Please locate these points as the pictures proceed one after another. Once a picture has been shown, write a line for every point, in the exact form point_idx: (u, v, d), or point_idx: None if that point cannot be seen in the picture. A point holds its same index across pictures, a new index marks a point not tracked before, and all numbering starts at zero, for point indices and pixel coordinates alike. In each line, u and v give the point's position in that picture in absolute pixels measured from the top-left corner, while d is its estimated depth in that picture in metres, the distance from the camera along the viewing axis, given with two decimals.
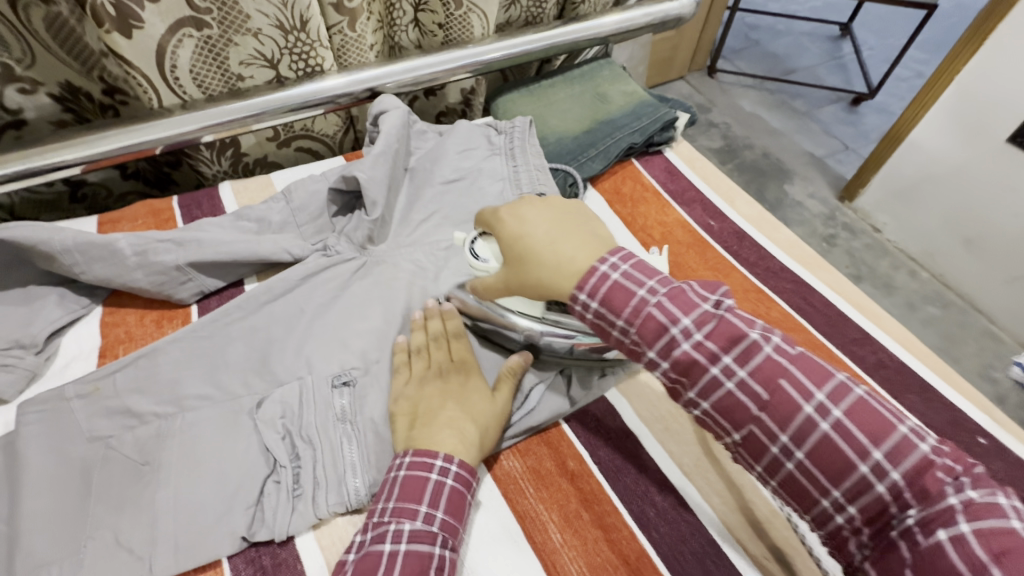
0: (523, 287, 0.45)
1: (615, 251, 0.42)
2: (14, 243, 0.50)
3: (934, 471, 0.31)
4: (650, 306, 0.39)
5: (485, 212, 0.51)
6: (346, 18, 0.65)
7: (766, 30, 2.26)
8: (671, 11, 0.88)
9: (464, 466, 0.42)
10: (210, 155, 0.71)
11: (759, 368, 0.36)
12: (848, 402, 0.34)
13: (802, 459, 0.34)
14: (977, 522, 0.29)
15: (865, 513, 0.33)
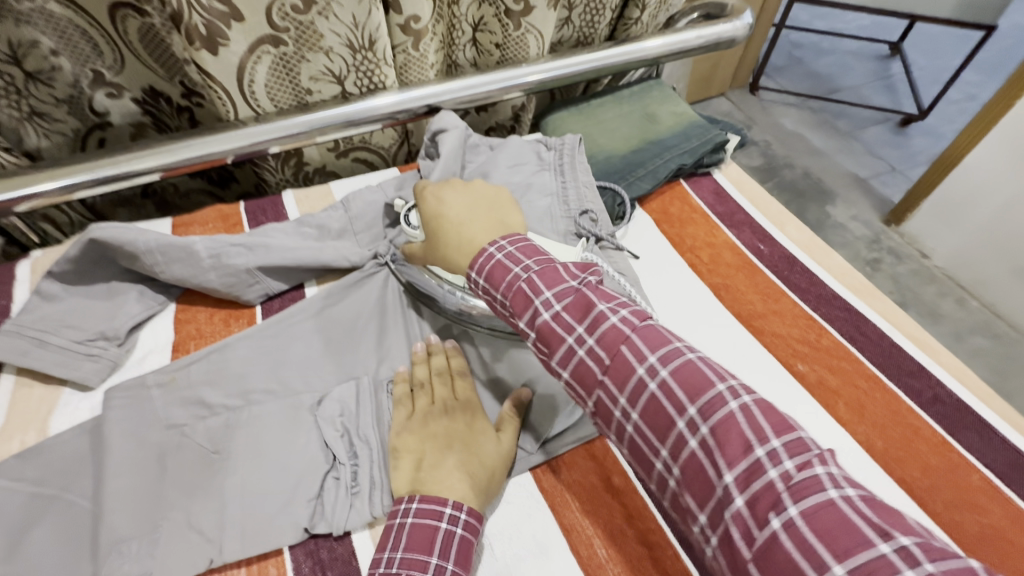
0: (437, 256, 0.54)
1: (509, 237, 0.49)
2: (104, 242, 0.54)
3: (800, 454, 0.33)
4: (521, 281, 0.45)
5: (417, 186, 0.59)
6: (410, 38, 0.68)
7: (811, 49, 2.23)
8: (723, 33, 0.88)
9: (472, 512, 0.42)
10: (275, 163, 0.75)
11: (605, 336, 0.41)
12: (677, 365, 0.39)
13: (637, 419, 0.39)
14: (804, 502, 0.31)
15: (688, 476, 0.36)
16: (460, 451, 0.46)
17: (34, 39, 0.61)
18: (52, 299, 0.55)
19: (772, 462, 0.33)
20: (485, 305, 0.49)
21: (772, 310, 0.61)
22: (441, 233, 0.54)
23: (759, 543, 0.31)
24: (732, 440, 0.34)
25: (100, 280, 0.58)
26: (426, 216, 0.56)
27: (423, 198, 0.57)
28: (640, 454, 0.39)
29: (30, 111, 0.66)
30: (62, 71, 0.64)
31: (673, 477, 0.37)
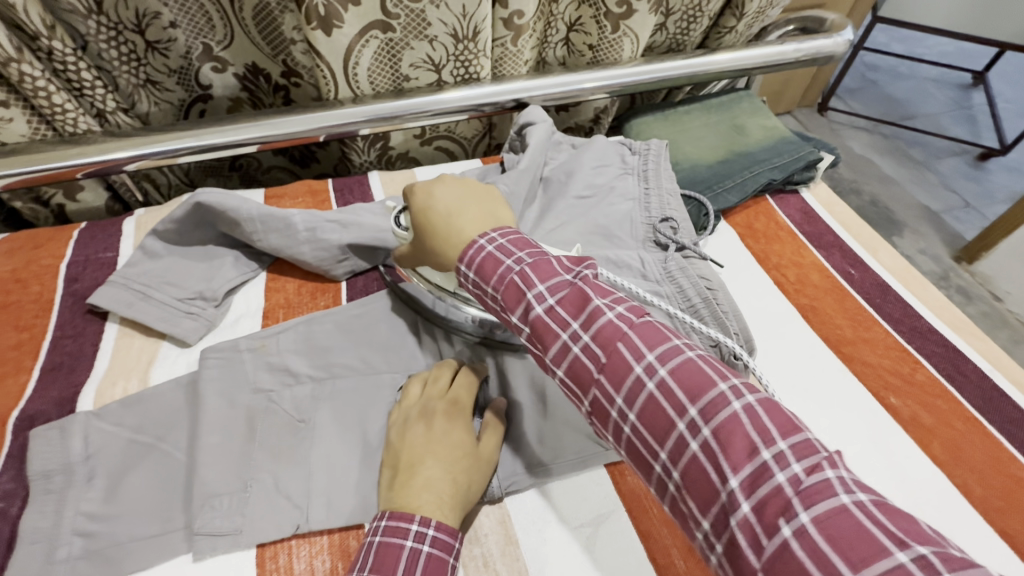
0: (431, 250, 0.49)
1: (499, 229, 0.45)
2: (211, 207, 0.57)
3: (742, 431, 0.31)
4: (513, 273, 0.41)
5: (406, 187, 0.53)
6: (511, 33, 0.68)
7: (886, 72, 2.14)
8: (823, 49, 0.85)
9: (442, 528, 0.39)
10: (362, 146, 0.76)
11: (602, 332, 0.37)
12: (677, 363, 0.35)
13: (679, 479, 0.33)
14: (814, 509, 0.28)
15: (690, 481, 0.32)
16: (439, 466, 0.43)
17: (158, 11, 0.63)
18: (154, 256, 0.58)
19: (780, 466, 0.30)
20: (475, 299, 0.45)
21: (862, 338, 0.58)
22: (429, 230, 0.48)
23: (768, 553, 0.28)
24: (735, 443, 0.31)
25: (199, 243, 0.60)
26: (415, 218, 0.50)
27: (412, 198, 0.51)
28: (639, 457, 0.36)
29: (144, 78, 0.68)
30: (177, 42, 0.67)
31: (673, 481, 0.34)
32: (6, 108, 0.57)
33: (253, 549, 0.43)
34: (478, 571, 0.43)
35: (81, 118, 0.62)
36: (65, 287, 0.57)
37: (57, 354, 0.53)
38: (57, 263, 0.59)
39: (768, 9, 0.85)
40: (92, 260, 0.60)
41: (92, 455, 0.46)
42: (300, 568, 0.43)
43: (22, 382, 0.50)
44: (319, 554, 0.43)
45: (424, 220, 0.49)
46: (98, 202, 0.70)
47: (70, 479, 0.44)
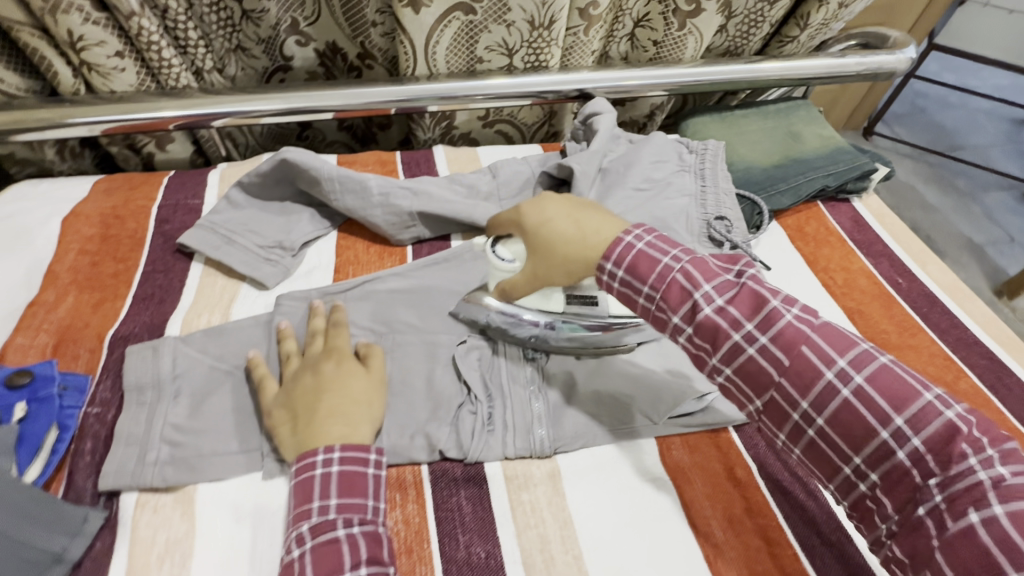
0: (554, 270, 0.46)
1: (638, 224, 0.44)
2: (295, 164, 0.61)
3: (957, 440, 0.34)
4: (674, 272, 0.41)
5: (503, 215, 0.49)
6: (585, 23, 0.72)
7: (934, 101, 2.10)
8: (885, 64, 0.86)
9: (348, 447, 0.42)
10: (430, 123, 0.80)
11: (781, 334, 0.38)
12: (871, 370, 0.37)
13: (824, 423, 0.37)
14: (1010, 505, 0.31)
15: (886, 480, 0.36)
16: (334, 393, 0.45)
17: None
18: (237, 207, 0.63)
19: (982, 467, 0.33)
20: (614, 298, 0.44)
21: (908, 343, 0.59)
22: (552, 246, 0.45)
23: (951, 532, 0.32)
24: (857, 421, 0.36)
25: (278, 198, 0.64)
26: (529, 237, 0.46)
27: (521, 218, 0.47)
28: (821, 457, 0.39)
29: (236, 45, 0.73)
30: (269, 14, 0.70)
31: None
32: (120, 58, 0.62)
33: None
34: (525, 515, 0.46)
35: (182, 74, 0.67)
36: (157, 228, 0.62)
37: (148, 285, 0.57)
38: (150, 205, 0.64)
39: (834, 22, 0.87)
40: (181, 206, 0.64)
41: (179, 375, 0.49)
42: None
43: (117, 307, 0.55)
44: None
45: (544, 243, 0.45)
46: (183, 155, 0.74)
47: (158, 394, 0.48)
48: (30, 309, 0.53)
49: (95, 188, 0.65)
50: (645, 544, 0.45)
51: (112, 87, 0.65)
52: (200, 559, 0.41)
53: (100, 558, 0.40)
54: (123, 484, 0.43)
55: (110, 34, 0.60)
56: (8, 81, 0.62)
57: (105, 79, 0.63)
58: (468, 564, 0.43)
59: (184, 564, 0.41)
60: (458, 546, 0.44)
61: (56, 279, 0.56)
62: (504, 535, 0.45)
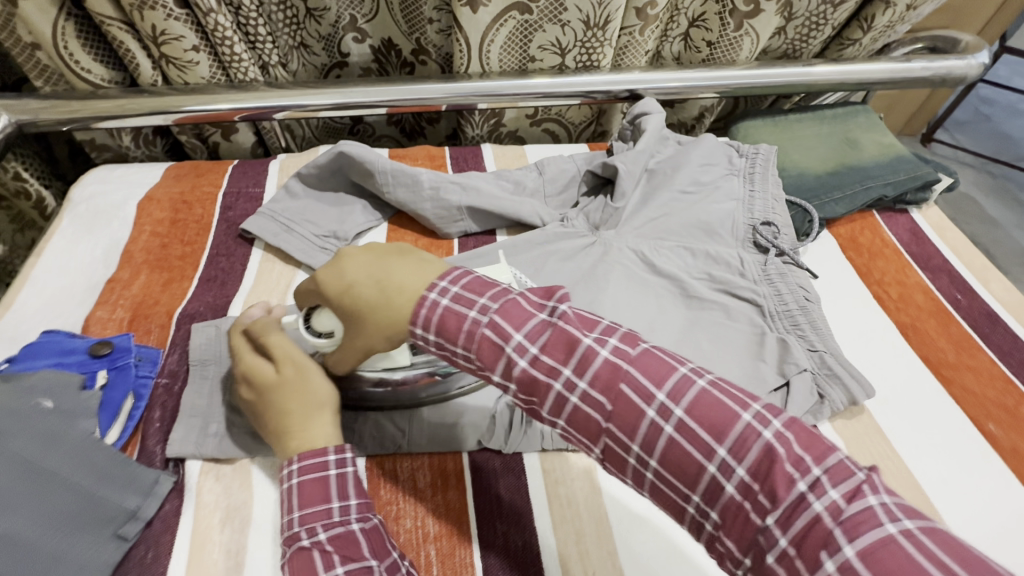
0: (369, 338, 0.40)
1: (445, 273, 0.39)
2: (352, 158, 0.63)
3: (779, 464, 0.29)
4: (483, 327, 0.36)
5: (304, 287, 0.45)
6: (641, 23, 0.72)
7: (1003, 108, 1.98)
8: (954, 69, 0.82)
9: (298, 469, 0.40)
10: (479, 120, 0.81)
11: (599, 376, 0.34)
12: (691, 398, 0.33)
13: (658, 466, 0.33)
14: (861, 541, 0.27)
15: (726, 520, 0.31)
16: (268, 414, 0.44)
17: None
18: (295, 196, 0.66)
19: (814, 492, 0.29)
20: (444, 360, 0.39)
21: (966, 363, 0.57)
22: (361, 316, 0.40)
23: None
24: (774, 476, 0.29)
25: (332, 190, 0.67)
26: (337, 303, 0.41)
27: (322, 285, 0.42)
28: (665, 499, 0.34)
29: (299, 42, 0.76)
30: (330, 11, 0.72)
31: (710, 521, 0.32)
32: (196, 52, 0.66)
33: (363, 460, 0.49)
34: (562, 508, 0.47)
35: (250, 68, 0.70)
36: (220, 214, 0.66)
37: (212, 268, 0.61)
38: (214, 191, 0.68)
39: (898, 24, 0.83)
40: (243, 194, 0.68)
41: None
42: (404, 476, 0.48)
43: (185, 287, 0.59)
44: (420, 468, 0.49)
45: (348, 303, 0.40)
46: (246, 145, 0.78)
47: (222, 370, 0.51)
48: (108, 285, 0.57)
49: (166, 174, 0.69)
50: (682, 544, 0.45)
51: (187, 79, 0.69)
52: (255, 527, 0.44)
53: (168, 518, 0.43)
54: (187, 450, 0.46)
55: (188, 29, 0.63)
56: (94, 72, 0.66)
57: (182, 71, 0.67)
58: (506, 552, 0.45)
59: (241, 530, 0.44)
60: (496, 534, 0.45)
61: (131, 259, 0.60)
62: (541, 525, 0.46)
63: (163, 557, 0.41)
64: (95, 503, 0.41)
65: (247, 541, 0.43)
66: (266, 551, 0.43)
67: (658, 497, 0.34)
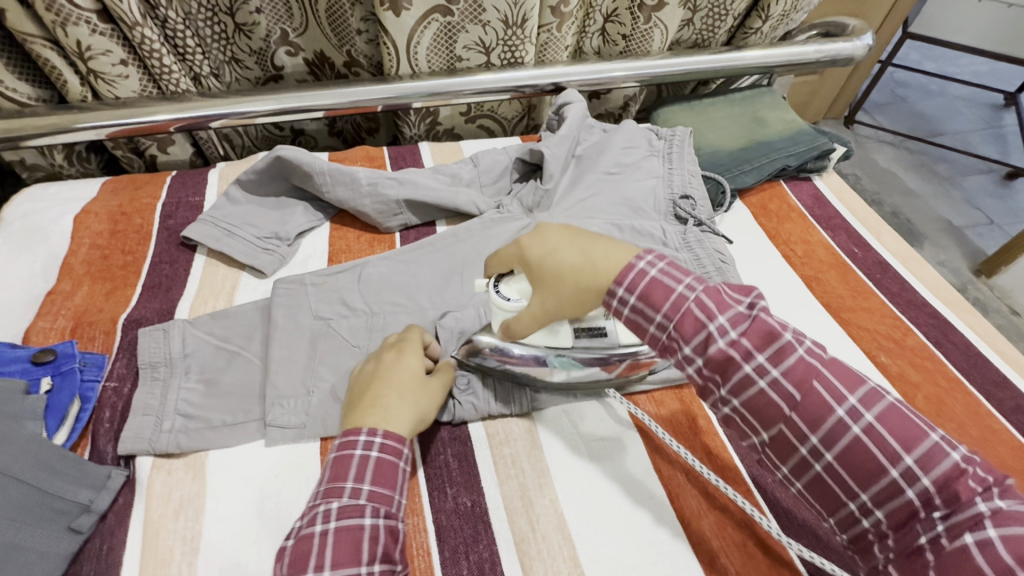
0: (562, 301, 0.44)
1: (652, 251, 0.43)
2: (287, 161, 0.65)
3: (965, 480, 0.33)
4: (689, 302, 0.40)
5: (504, 249, 0.48)
6: (557, 20, 0.77)
7: (915, 89, 2.15)
8: (842, 51, 0.91)
9: (391, 435, 0.44)
10: (415, 119, 0.84)
11: (793, 369, 0.37)
12: (880, 408, 0.36)
13: (832, 459, 0.36)
14: (1007, 530, 0.31)
15: (893, 517, 0.35)
16: (378, 384, 0.48)
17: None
18: (236, 202, 0.67)
19: (989, 504, 0.32)
20: (631, 330, 0.43)
21: (862, 306, 0.64)
22: (562, 277, 0.43)
23: (946, 555, 0.32)
24: (958, 492, 0.33)
25: (273, 193, 0.69)
26: (534, 268, 0.44)
27: (522, 251, 0.46)
28: (826, 491, 0.37)
29: (231, 57, 0.77)
30: (259, 26, 0.74)
31: (871, 517, 0.36)
32: (124, 66, 0.67)
33: (317, 440, 0.51)
34: (506, 467, 0.51)
35: (181, 79, 0.71)
36: (160, 223, 0.67)
37: (155, 275, 0.62)
38: (154, 202, 0.69)
39: (792, 13, 0.92)
40: (184, 203, 0.69)
41: (188, 354, 0.54)
42: None
43: (128, 294, 0.60)
44: None
45: (551, 269, 0.43)
46: (184, 156, 0.80)
47: (172, 370, 0.52)
48: (50, 296, 0.58)
49: (102, 188, 0.70)
50: (614, 485, 0.51)
51: (117, 93, 0.69)
52: (210, 514, 0.46)
53: (121, 511, 0.45)
54: (140, 447, 0.48)
55: (114, 44, 0.64)
56: (19, 90, 0.66)
57: (111, 85, 0.68)
58: (455, 512, 0.48)
59: (196, 517, 0.45)
60: (446, 497, 0.49)
61: (71, 271, 0.61)
62: (487, 484, 0.50)
63: (118, 546, 0.43)
64: (49, 500, 0.43)
65: (202, 529, 0.45)
66: (223, 534, 0.45)
67: (812, 492, 0.38)
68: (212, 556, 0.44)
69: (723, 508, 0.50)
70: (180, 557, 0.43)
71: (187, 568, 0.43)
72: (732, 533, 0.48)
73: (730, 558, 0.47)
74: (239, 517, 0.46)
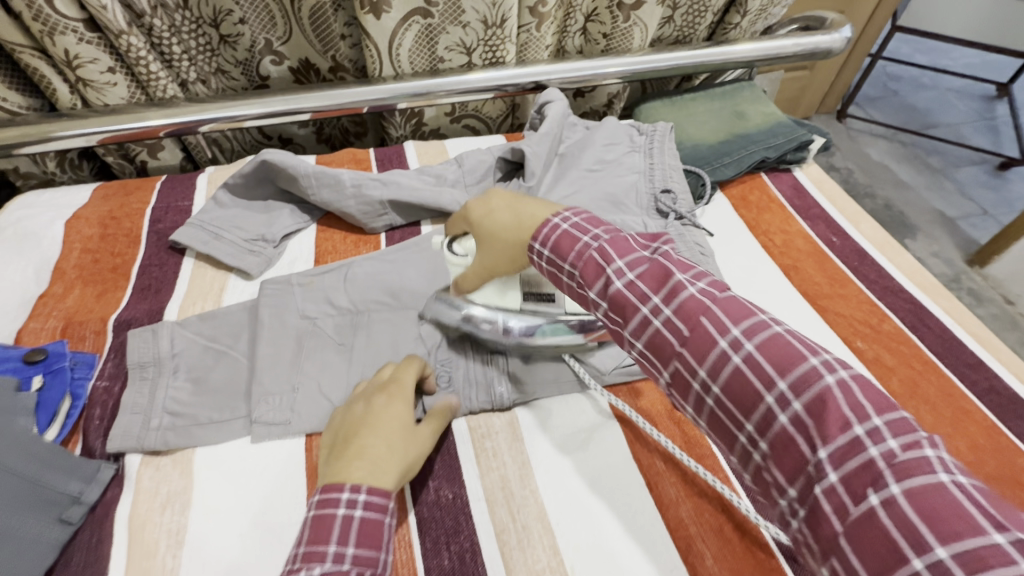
0: (495, 259, 0.49)
1: (570, 208, 0.46)
2: (272, 164, 0.67)
3: (835, 406, 0.32)
4: (592, 250, 0.42)
5: (458, 211, 0.53)
6: (535, 20, 0.79)
7: (907, 82, 2.15)
8: (821, 44, 0.92)
9: (376, 492, 0.41)
10: (400, 121, 0.86)
11: (684, 306, 0.38)
12: (764, 338, 0.35)
13: (720, 392, 0.36)
14: (909, 482, 0.29)
15: (773, 450, 0.34)
16: (365, 430, 0.45)
17: (230, 8, 0.72)
18: (223, 206, 0.69)
19: (872, 440, 0.30)
20: (550, 279, 0.46)
21: (839, 294, 0.65)
22: (496, 234, 0.48)
23: (851, 517, 0.30)
24: (829, 418, 0.32)
25: (260, 197, 0.70)
26: (477, 226, 0.50)
27: (468, 213, 0.52)
28: (721, 428, 0.37)
29: (217, 67, 0.79)
30: (244, 37, 0.76)
31: (758, 450, 0.35)
32: (112, 74, 0.69)
33: (302, 436, 0.52)
34: (487, 459, 0.52)
35: (168, 86, 0.73)
36: (149, 226, 0.68)
37: (145, 278, 0.63)
38: (144, 207, 0.70)
39: (771, 7, 0.93)
40: (173, 207, 0.71)
41: (177, 354, 0.55)
42: None
43: (118, 297, 0.61)
44: None
45: (489, 225, 0.49)
46: (174, 161, 0.81)
47: (160, 369, 0.54)
48: (41, 300, 0.60)
49: (93, 195, 0.71)
50: (594, 475, 0.52)
51: (106, 100, 0.71)
52: (197, 507, 0.47)
53: (109, 505, 0.46)
54: (128, 444, 0.49)
55: (102, 52, 0.66)
56: (11, 100, 0.68)
57: (99, 93, 0.70)
58: (437, 504, 0.49)
59: (183, 510, 0.47)
60: (428, 490, 0.50)
61: (63, 275, 0.62)
62: (469, 477, 0.51)
63: (106, 538, 0.45)
64: (38, 495, 0.44)
65: (187, 522, 0.46)
66: (208, 527, 0.46)
67: (714, 431, 0.37)
68: (198, 548, 0.45)
69: (701, 495, 0.50)
70: (165, 549, 0.44)
71: (172, 561, 0.44)
72: (709, 519, 0.49)
73: (707, 544, 0.47)
74: (224, 511, 0.47)
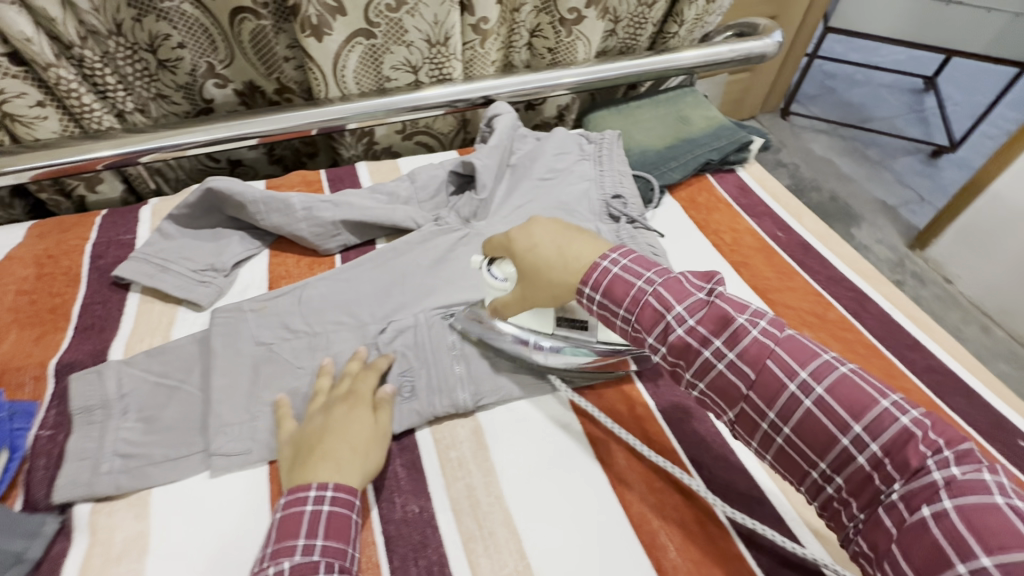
0: (539, 291, 0.50)
1: (616, 248, 0.47)
2: (217, 192, 0.65)
3: (914, 443, 0.35)
4: (648, 295, 0.44)
5: (496, 237, 0.53)
6: (479, 38, 0.80)
7: (842, 80, 2.27)
8: (754, 49, 0.96)
9: (342, 488, 0.44)
10: (351, 140, 0.86)
11: (747, 350, 0.40)
12: (833, 380, 0.38)
13: (791, 432, 0.39)
14: (963, 499, 0.32)
15: (852, 485, 0.37)
16: (328, 438, 0.47)
17: (168, 33, 0.70)
18: (168, 237, 0.67)
19: (939, 467, 0.34)
20: (599, 320, 0.48)
21: (787, 286, 0.68)
22: (540, 271, 0.49)
23: (908, 526, 0.33)
24: (905, 454, 0.35)
25: (208, 226, 0.69)
26: (520, 261, 0.50)
27: (511, 245, 0.51)
28: (792, 463, 0.40)
29: (156, 92, 0.77)
30: (184, 61, 0.74)
31: (833, 484, 0.38)
32: (41, 108, 0.66)
33: (265, 467, 0.51)
34: (453, 469, 0.52)
35: (104, 117, 0.71)
36: (90, 263, 0.66)
37: (87, 317, 0.61)
38: (83, 243, 0.67)
39: (705, 16, 0.97)
40: (114, 242, 0.68)
41: (125, 394, 0.53)
42: None
43: (59, 338, 0.58)
44: None
45: (534, 264, 0.49)
46: (115, 194, 0.78)
47: (108, 412, 0.51)
48: None
49: (28, 234, 0.68)
50: (562, 477, 0.52)
51: (37, 135, 0.69)
52: (153, 554, 0.45)
53: (56, 559, 0.44)
54: (77, 493, 0.47)
55: (30, 86, 0.64)
56: None
57: (29, 128, 0.67)
58: (404, 521, 0.48)
59: (137, 557, 0.45)
60: (395, 506, 0.49)
61: None
62: (435, 490, 0.51)
63: None
64: None
65: (144, 568, 0.44)
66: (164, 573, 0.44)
67: (783, 464, 0.41)
68: None
69: (662, 489, 0.51)
70: None
71: None
72: (671, 512, 0.50)
73: (671, 536, 0.48)
74: (181, 553, 0.45)
